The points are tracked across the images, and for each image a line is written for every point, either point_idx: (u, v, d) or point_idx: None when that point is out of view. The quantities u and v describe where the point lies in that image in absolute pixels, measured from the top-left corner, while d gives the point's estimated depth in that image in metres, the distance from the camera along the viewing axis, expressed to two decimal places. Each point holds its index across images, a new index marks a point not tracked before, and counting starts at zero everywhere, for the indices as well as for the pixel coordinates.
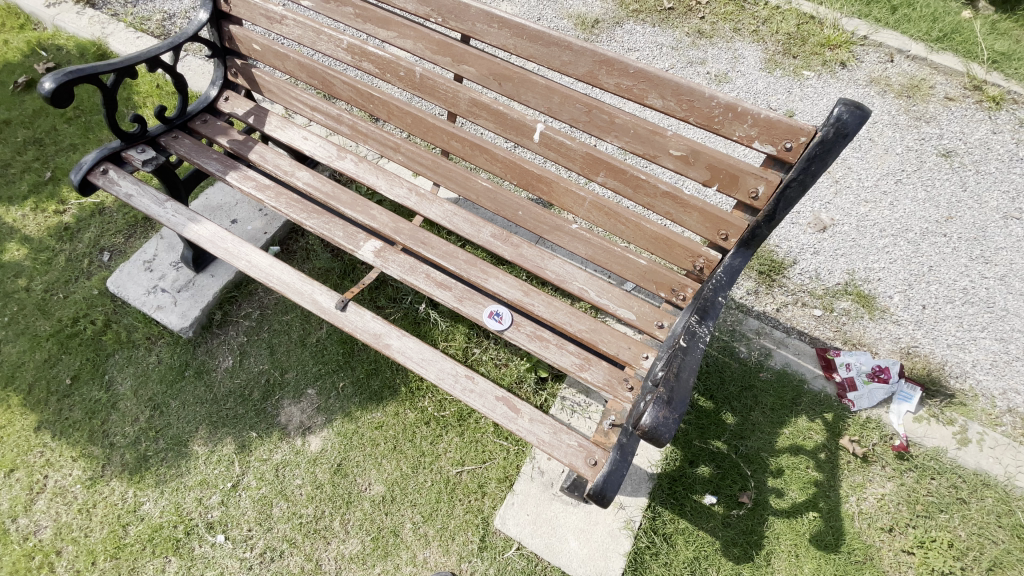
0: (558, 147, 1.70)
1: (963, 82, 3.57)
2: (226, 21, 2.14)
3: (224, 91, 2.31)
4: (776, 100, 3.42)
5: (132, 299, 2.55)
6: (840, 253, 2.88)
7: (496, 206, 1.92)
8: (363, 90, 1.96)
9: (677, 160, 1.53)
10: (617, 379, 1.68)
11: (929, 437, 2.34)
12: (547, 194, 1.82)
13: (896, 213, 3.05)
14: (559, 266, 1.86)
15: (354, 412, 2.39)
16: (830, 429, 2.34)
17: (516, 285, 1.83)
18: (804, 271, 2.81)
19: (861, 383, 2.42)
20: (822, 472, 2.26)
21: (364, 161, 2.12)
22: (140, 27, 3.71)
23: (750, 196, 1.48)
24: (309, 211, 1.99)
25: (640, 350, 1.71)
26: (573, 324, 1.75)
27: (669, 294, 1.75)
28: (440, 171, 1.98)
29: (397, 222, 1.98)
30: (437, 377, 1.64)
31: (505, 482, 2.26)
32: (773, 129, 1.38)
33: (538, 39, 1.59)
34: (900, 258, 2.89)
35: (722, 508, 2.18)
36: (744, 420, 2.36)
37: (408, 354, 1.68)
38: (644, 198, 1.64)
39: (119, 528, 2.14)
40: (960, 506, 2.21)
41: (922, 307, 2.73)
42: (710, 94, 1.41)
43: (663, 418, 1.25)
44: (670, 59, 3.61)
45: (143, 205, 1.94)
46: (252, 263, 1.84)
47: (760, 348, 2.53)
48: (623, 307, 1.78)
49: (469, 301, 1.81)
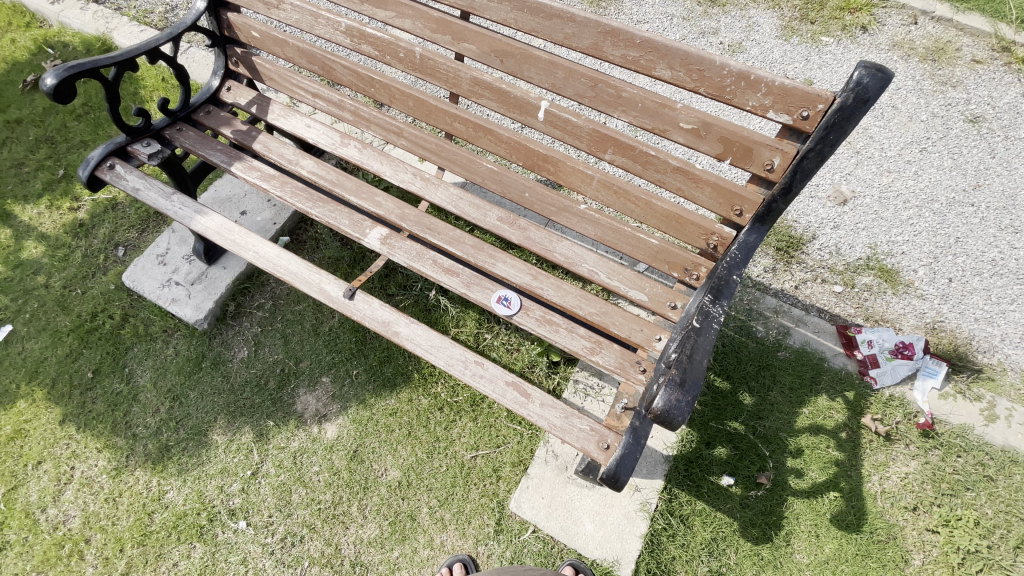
0: (564, 125, 1.65)
1: (991, 44, 3.39)
2: (224, 9, 2.10)
3: (226, 81, 2.29)
4: (793, 69, 3.29)
5: (148, 293, 2.58)
6: (861, 227, 2.78)
7: (502, 188, 1.88)
8: (364, 73, 1.91)
9: (688, 134, 1.47)
10: (629, 361, 1.65)
11: (955, 415, 2.27)
12: (553, 174, 1.77)
13: (920, 183, 2.93)
14: (568, 248, 1.82)
15: (368, 399, 2.41)
16: (851, 407, 2.29)
17: (525, 269, 1.79)
18: (824, 246, 2.72)
19: (883, 360, 2.34)
20: (843, 452, 2.23)
21: (367, 147, 2.09)
22: (144, 20, 3.70)
23: (765, 168, 1.42)
24: (315, 200, 1.96)
25: (653, 332, 1.67)
26: (583, 308, 1.72)
27: (682, 275, 1.70)
28: (445, 154, 1.94)
29: (402, 208, 1.95)
30: (447, 363, 1.62)
31: (520, 466, 2.25)
32: (789, 97, 1.31)
33: (540, 12, 1.54)
34: (925, 230, 2.78)
35: (739, 489, 2.16)
36: (762, 400, 2.32)
37: (417, 341, 1.66)
38: (654, 174, 1.58)
39: (144, 515, 2.20)
40: (987, 484, 2.15)
41: (948, 280, 2.63)
42: (721, 62, 1.34)
43: (675, 401, 1.21)
44: (682, 30, 3.48)
45: (151, 199, 1.94)
46: (259, 253, 1.83)
47: (778, 326, 2.47)
48: (634, 288, 1.75)
49: (477, 286, 1.79)
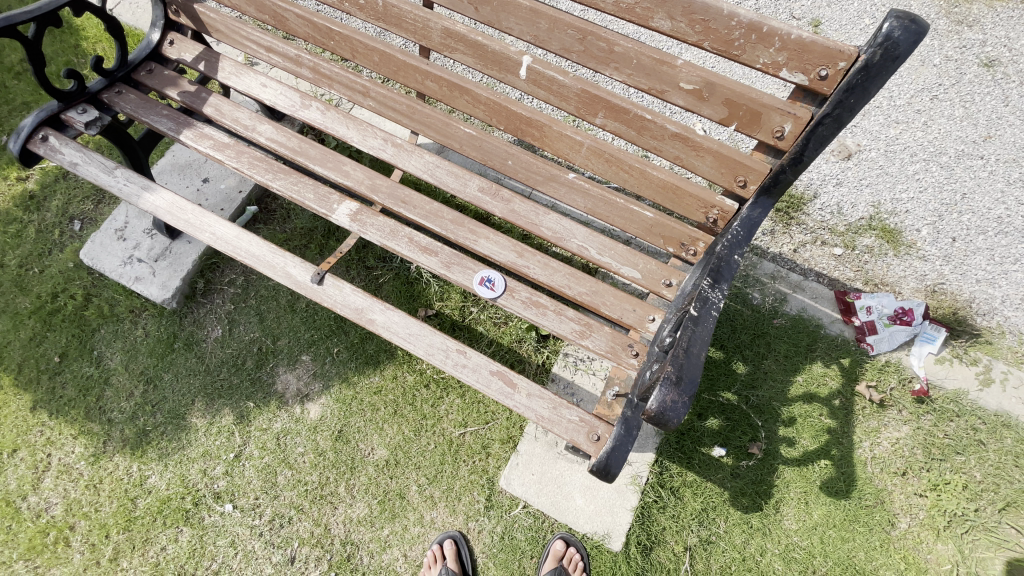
0: (549, 84, 1.46)
1: None
2: None
3: (168, 34, 2.01)
4: (800, 8, 3.01)
5: (109, 272, 2.42)
6: (865, 184, 2.63)
7: (482, 154, 1.70)
8: (320, 24, 1.68)
9: (689, 96, 1.30)
10: (621, 344, 1.54)
11: (950, 379, 2.23)
12: (538, 140, 1.60)
13: (929, 134, 2.77)
14: (555, 221, 1.68)
15: (351, 378, 2.32)
16: (846, 374, 2.24)
17: (509, 245, 1.66)
18: (826, 206, 2.57)
19: (881, 326, 2.24)
20: (835, 419, 2.21)
21: (332, 109, 1.88)
22: None
23: (774, 136, 1.27)
24: (275, 171, 1.78)
25: (646, 312, 1.57)
26: (571, 287, 1.60)
27: (678, 250, 1.57)
28: (417, 117, 1.74)
29: (373, 178, 1.77)
30: (426, 352, 1.51)
31: (509, 443, 2.19)
32: (805, 53, 1.14)
33: None
34: (931, 186, 2.64)
35: (731, 459, 2.14)
36: (756, 369, 2.26)
37: (394, 329, 1.54)
38: (649, 141, 1.42)
39: (127, 501, 2.16)
40: (976, 448, 2.16)
41: (951, 240, 2.53)
42: (729, 11, 1.15)
43: (670, 402, 1.10)
44: None
45: (91, 174, 1.74)
46: (217, 235, 1.67)
47: (775, 293, 2.37)
48: (626, 265, 1.63)
49: (457, 266, 1.65)
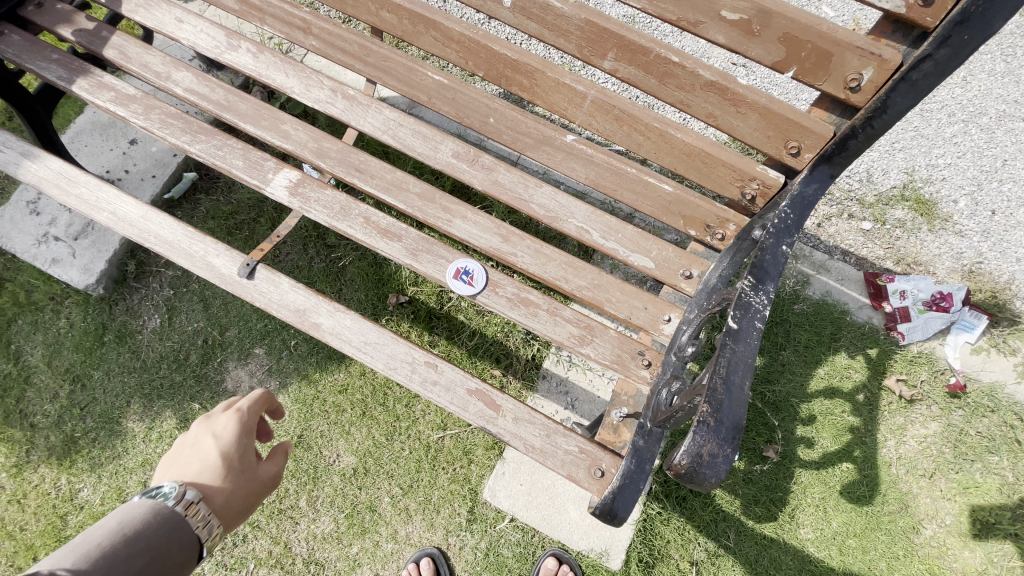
0: (543, 14, 1.10)
1: None
2: None
3: None
4: None
5: (20, 252, 2.04)
6: (898, 147, 2.31)
7: (455, 110, 1.34)
8: None
9: (734, 28, 0.96)
10: (630, 352, 1.25)
11: (987, 371, 1.99)
12: (528, 92, 1.24)
13: (969, 91, 2.44)
14: (549, 197, 1.35)
15: (312, 374, 2.02)
16: (873, 367, 1.99)
17: (492, 228, 1.34)
18: (854, 173, 2.26)
19: (915, 313, 1.99)
20: (858, 417, 1.97)
21: (266, 51, 1.48)
22: None
23: (846, 86, 0.94)
24: (196, 132, 1.41)
25: (660, 311, 1.28)
26: (569, 280, 1.30)
27: (701, 233, 1.26)
28: (373, 61, 1.36)
29: (320, 140, 1.41)
30: (387, 366, 1.20)
31: (494, 449, 1.92)
32: None
33: None
34: (970, 151, 2.34)
35: (743, 464, 1.91)
36: (773, 361, 2.01)
37: (345, 336, 1.22)
38: (674, 92, 1.08)
39: (56, 520, 1.88)
40: (1011, 447, 1.94)
41: (991, 213, 2.25)
42: None
43: (708, 455, 0.80)
44: None
45: None
46: (116, 215, 1.31)
47: (797, 274, 2.08)
48: (636, 252, 1.31)
49: (426, 254, 1.31)
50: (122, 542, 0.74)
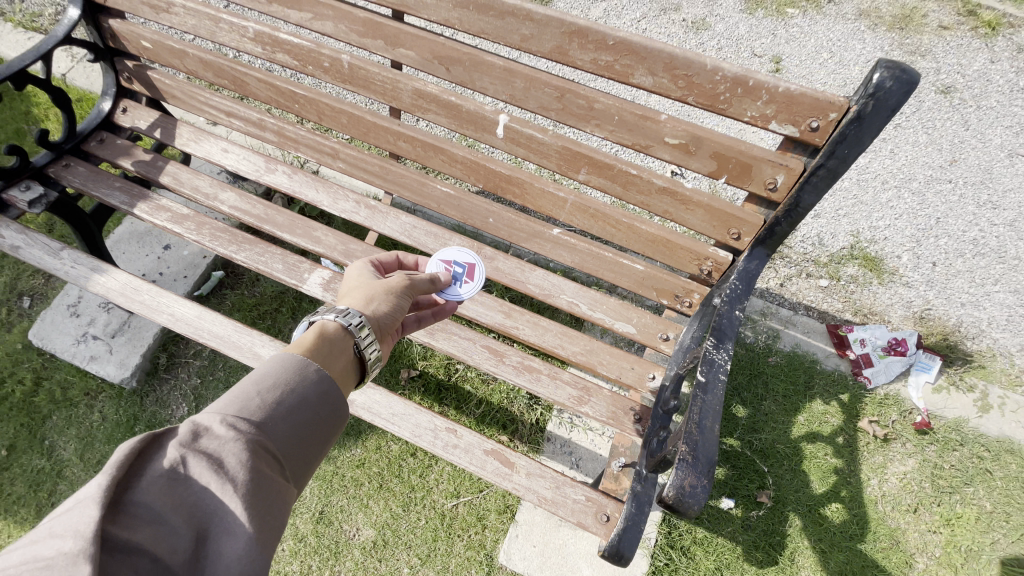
0: (527, 142, 1.40)
1: (957, 8, 3.30)
2: (104, 15, 1.69)
3: (120, 101, 1.88)
4: (760, 46, 3.10)
5: (60, 352, 2.23)
6: (842, 213, 2.64)
7: (461, 213, 1.63)
8: (282, 87, 1.56)
9: (676, 150, 1.24)
10: (623, 409, 1.45)
11: (950, 408, 2.18)
12: (520, 197, 1.52)
13: (897, 162, 2.82)
14: (542, 277, 1.59)
15: (331, 451, 2.16)
16: (846, 411, 2.18)
17: (496, 306, 1.57)
18: (806, 238, 2.56)
19: (876, 358, 2.22)
20: (841, 459, 2.12)
21: (299, 172, 1.77)
22: (31, 26, 3.18)
23: (767, 187, 1.21)
24: (239, 242, 1.66)
25: (645, 370, 1.49)
26: (565, 347, 1.52)
27: (672, 301, 1.50)
28: (391, 178, 1.66)
29: (347, 242, 1.67)
30: (412, 434, 1.38)
31: (507, 512, 2.05)
32: (793, 105, 1.10)
33: (488, 10, 1.23)
34: (906, 212, 2.66)
35: (740, 511, 2.03)
36: (756, 411, 2.18)
37: (375, 410, 1.41)
38: (637, 196, 1.36)
39: None
40: (984, 477, 2.08)
41: (933, 265, 2.54)
42: (713, 65, 1.11)
43: (689, 486, 0.99)
44: (641, 8, 3.22)
45: (33, 257, 1.56)
46: (175, 316, 1.51)
47: (767, 330, 2.31)
48: (620, 320, 1.54)
49: (441, 332, 1.54)
50: (259, 382, 0.80)
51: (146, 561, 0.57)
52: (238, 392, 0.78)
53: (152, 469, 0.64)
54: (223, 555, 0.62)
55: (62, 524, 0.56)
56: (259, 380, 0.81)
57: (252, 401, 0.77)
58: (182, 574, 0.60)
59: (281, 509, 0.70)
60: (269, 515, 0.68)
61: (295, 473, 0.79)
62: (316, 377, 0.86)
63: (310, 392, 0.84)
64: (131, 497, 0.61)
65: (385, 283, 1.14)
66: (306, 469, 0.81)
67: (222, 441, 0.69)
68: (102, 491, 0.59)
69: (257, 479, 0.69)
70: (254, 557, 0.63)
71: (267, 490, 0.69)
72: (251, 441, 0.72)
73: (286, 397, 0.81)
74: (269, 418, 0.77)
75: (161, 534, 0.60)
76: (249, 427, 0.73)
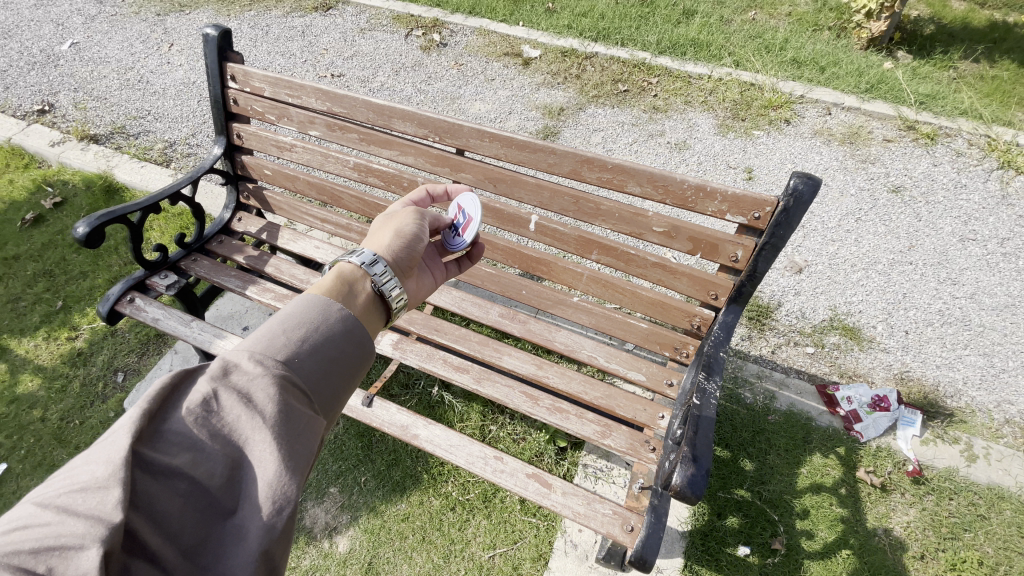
0: (553, 233, 1.88)
1: (897, 124, 3.99)
2: (239, 152, 2.33)
3: (237, 213, 2.48)
4: (734, 160, 3.77)
5: None
6: (820, 291, 3.07)
7: (501, 288, 2.08)
8: (370, 200, 2.12)
9: (661, 236, 1.71)
10: (639, 441, 1.76)
11: (939, 459, 2.40)
12: (547, 274, 1.98)
13: (862, 248, 3.30)
14: (566, 337, 2.00)
15: (378, 506, 2.39)
16: (845, 463, 2.38)
17: (530, 360, 1.95)
18: (790, 312, 2.98)
19: (864, 414, 2.50)
20: (846, 508, 2.28)
21: None
22: (143, 156, 3.93)
23: (731, 260, 1.65)
24: None
25: (655, 411, 1.82)
26: (588, 392, 1.87)
27: (673, 353, 1.88)
28: None
29: (410, 314, 2.12)
30: (467, 461, 1.70)
31: (539, 562, 2.23)
32: (741, 203, 1.57)
33: (525, 147, 1.78)
34: (875, 289, 3.09)
35: (757, 559, 2.16)
36: (762, 465, 2.40)
37: (437, 442, 1.75)
38: (636, 269, 1.80)
39: None
40: (982, 523, 2.23)
41: (906, 333, 2.89)
42: (681, 178, 1.61)
43: (691, 476, 1.34)
44: (633, 134, 3.97)
45: (170, 327, 2.02)
46: None
47: (764, 391, 2.62)
48: (632, 369, 1.91)
49: (487, 381, 1.90)
50: (282, 323, 0.95)
51: (185, 479, 0.75)
52: (268, 330, 0.93)
53: (189, 401, 0.81)
54: (252, 475, 0.79)
55: (107, 451, 0.73)
56: (282, 325, 0.95)
57: (279, 339, 0.93)
58: (213, 484, 0.77)
59: (303, 434, 0.86)
60: (290, 439, 0.83)
61: (322, 403, 0.95)
62: (339, 317, 1.01)
63: (329, 334, 0.98)
64: (170, 426, 0.79)
65: (396, 228, 1.39)
66: (337, 399, 0.98)
67: (249, 376, 0.85)
68: (141, 424, 0.77)
69: (279, 408, 0.84)
70: (279, 473, 0.79)
71: (289, 417, 0.84)
72: (275, 375, 0.87)
73: (311, 336, 0.96)
74: (295, 354, 0.92)
75: (198, 457, 0.77)
76: (275, 363, 0.89)
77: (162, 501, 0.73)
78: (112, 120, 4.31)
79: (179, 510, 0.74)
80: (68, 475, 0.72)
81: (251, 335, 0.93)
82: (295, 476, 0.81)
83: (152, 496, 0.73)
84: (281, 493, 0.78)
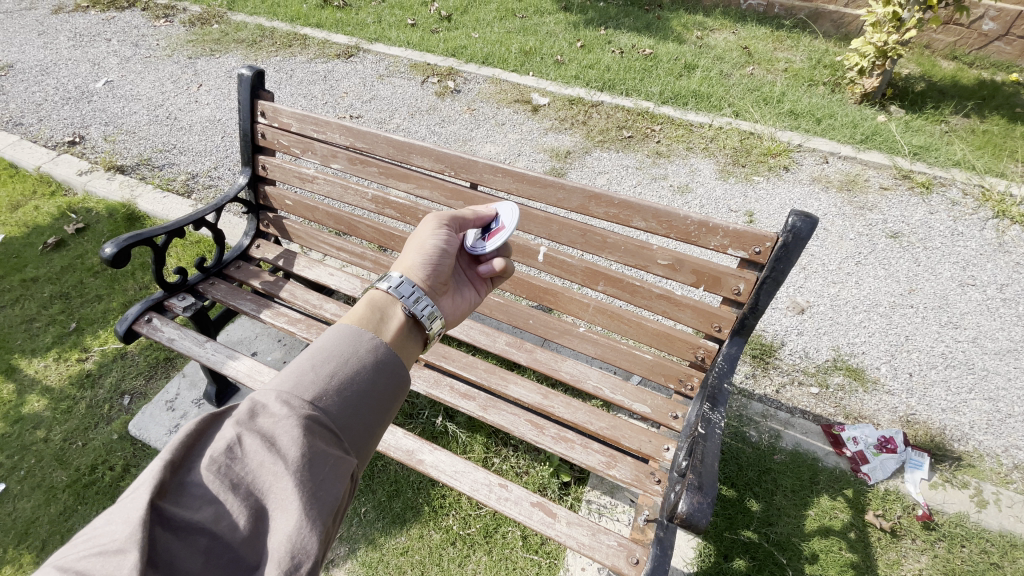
0: (560, 264, 1.95)
1: (893, 173, 4.13)
2: (262, 183, 2.45)
3: (255, 240, 2.57)
4: (735, 203, 3.90)
5: (154, 441, 2.63)
6: (822, 332, 3.10)
7: (508, 317, 2.13)
8: (385, 230, 2.20)
9: (666, 268, 1.78)
10: (644, 473, 1.76)
11: (949, 503, 2.36)
12: (554, 304, 2.03)
13: (863, 290, 3.35)
14: (572, 366, 2.03)
15: (377, 539, 2.35)
16: (852, 505, 2.35)
17: (536, 389, 1.98)
18: (794, 351, 3.00)
19: (871, 455, 2.48)
20: (856, 553, 2.22)
21: None
22: (166, 187, 4.09)
23: (733, 293, 1.71)
24: None
25: (661, 443, 1.82)
26: (594, 422, 1.88)
27: (678, 385, 1.90)
28: None
29: None
30: (472, 488, 1.70)
31: None
32: (742, 238, 1.64)
33: (537, 182, 1.87)
34: (878, 331, 3.12)
35: None
36: (769, 505, 2.36)
37: (442, 467, 1.76)
38: (641, 300, 1.86)
39: None
40: (995, 572, 2.17)
41: (909, 375, 2.90)
42: (685, 214, 1.69)
43: (697, 503, 1.34)
44: (637, 177, 4.12)
45: (185, 347, 2.06)
46: None
47: (769, 430, 2.60)
48: (637, 401, 1.92)
49: (493, 408, 1.92)
50: (312, 356, 0.98)
51: (207, 533, 0.74)
52: (298, 368, 0.95)
53: (212, 450, 0.81)
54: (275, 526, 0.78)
55: (128, 509, 0.73)
56: (311, 361, 0.97)
57: (308, 377, 0.94)
58: (236, 534, 0.76)
59: (331, 475, 0.85)
60: (315, 485, 0.82)
61: (351, 443, 0.95)
62: (369, 350, 1.03)
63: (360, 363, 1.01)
64: (193, 478, 0.79)
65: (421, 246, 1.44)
66: (363, 440, 0.97)
67: (275, 419, 0.86)
68: (166, 475, 0.77)
69: (304, 451, 0.84)
70: (301, 523, 0.78)
71: (313, 461, 0.84)
72: (302, 416, 0.87)
73: (338, 372, 0.97)
74: (322, 393, 0.93)
75: (221, 510, 0.77)
76: (302, 404, 0.89)
77: (185, 558, 0.72)
78: (139, 152, 4.51)
79: (201, 567, 0.73)
80: (89, 536, 0.72)
81: (281, 375, 0.95)
82: (318, 527, 0.79)
83: (173, 553, 0.72)
84: (302, 545, 0.77)
